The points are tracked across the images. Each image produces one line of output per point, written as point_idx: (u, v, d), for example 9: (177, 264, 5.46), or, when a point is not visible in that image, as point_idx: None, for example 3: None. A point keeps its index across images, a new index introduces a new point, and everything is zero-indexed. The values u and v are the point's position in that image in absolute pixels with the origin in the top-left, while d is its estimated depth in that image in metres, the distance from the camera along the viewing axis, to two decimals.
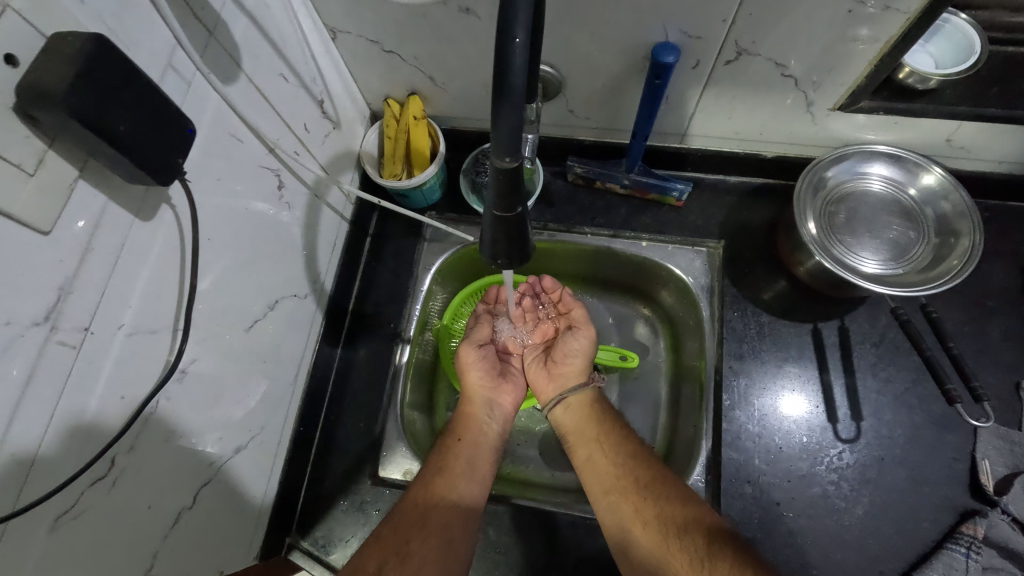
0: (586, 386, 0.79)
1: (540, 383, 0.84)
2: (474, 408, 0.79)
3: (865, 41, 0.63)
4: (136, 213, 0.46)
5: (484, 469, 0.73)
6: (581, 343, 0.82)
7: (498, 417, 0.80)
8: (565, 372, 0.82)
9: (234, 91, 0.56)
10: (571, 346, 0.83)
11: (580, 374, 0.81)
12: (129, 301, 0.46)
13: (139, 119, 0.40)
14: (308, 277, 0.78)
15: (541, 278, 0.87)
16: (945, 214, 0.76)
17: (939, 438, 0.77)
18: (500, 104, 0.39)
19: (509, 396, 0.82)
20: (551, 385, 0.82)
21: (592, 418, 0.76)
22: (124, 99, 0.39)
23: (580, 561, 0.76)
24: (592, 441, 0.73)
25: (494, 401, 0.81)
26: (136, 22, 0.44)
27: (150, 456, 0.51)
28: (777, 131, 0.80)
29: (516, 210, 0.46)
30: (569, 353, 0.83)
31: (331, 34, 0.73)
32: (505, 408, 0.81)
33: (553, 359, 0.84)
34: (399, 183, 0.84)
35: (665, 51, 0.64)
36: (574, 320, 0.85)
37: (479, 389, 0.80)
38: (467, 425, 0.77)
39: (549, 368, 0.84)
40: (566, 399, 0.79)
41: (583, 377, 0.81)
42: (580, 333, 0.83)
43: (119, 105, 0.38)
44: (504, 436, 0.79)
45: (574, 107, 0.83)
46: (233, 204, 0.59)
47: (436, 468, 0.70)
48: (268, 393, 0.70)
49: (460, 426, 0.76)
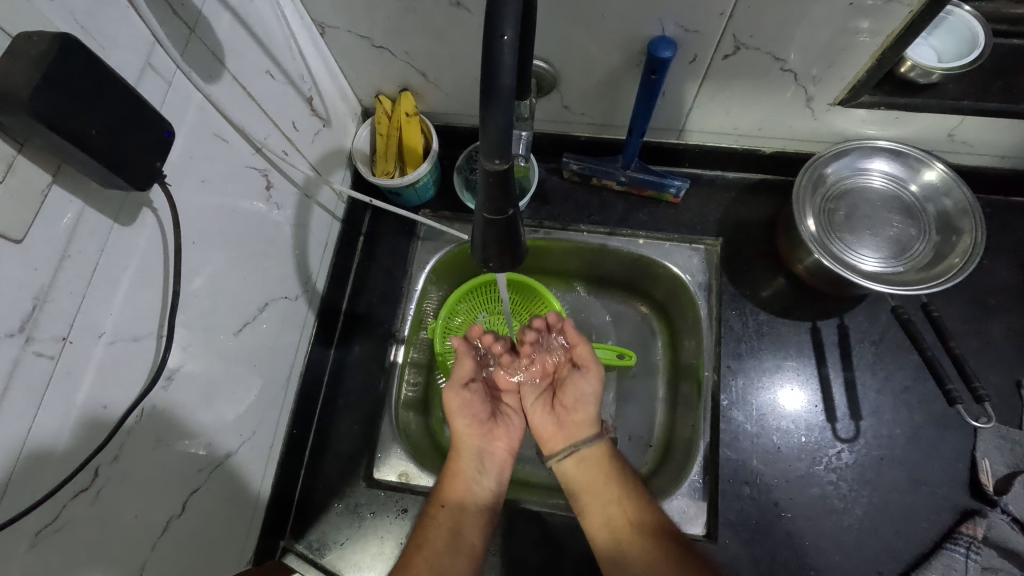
0: (600, 438, 0.75)
1: (545, 431, 0.79)
2: (463, 462, 0.75)
3: (866, 34, 0.61)
4: (115, 218, 0.44)
5: (471, 537, 0.69)
6: (591, 386, 0.78)
7: (490, 472, 0.76)
8: (575, 422, 0.78)
9: (217, 90, 0.55)
10: (581, 390, 0.78)
11: (592, 423, 0.77)
12: (110, 309, 0.45)
13: (112, 123, 0.38)
14: (299, 278, 0.76)
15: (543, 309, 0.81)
16: (947, 210, 0.75)
17: (939, 437, 0.77)
18: (489, 103, 0.38)
19: (502, 441, 0.79)
20: (559, 435, 0.78)
21: (606, 471, 0.73)
22: (96, 103, 0.37)
23: (579, 561, 0.76)
24: (606, 495, 0.71)
25: (486, 450, 0.77)
26: (111, 19, 0.42)
27: (136, 465, 0.50)
28: (776, 126, 0.79)
29: (507, 213, 0.45)
30: (581, 398, 0.78)
31: (319, 29, 0.71)
32: (498, 459, 0.77)
33: (562, 406, 0.79)
34: (391, 180, 0.83)
35: (661, 46, 0.63)
36: (580, 360, 0.79)
37: (470, 438, 0.77)
38: (456, 484, 0.73)
39: (556, 414, 0.80)
40: (580, 452, 0.75)
41: (596, 428, 0.77)
42: (589, 374, 0.78)
43: (90, 110, 0.37)
44: (495, 493, 0.75)
45: (569, 103, 0.81)
46: (220, 206, 0.58)
47: (426, 538, 0.67)
48: (259, 397, 0.69)
49: (449, 484, 0.72)
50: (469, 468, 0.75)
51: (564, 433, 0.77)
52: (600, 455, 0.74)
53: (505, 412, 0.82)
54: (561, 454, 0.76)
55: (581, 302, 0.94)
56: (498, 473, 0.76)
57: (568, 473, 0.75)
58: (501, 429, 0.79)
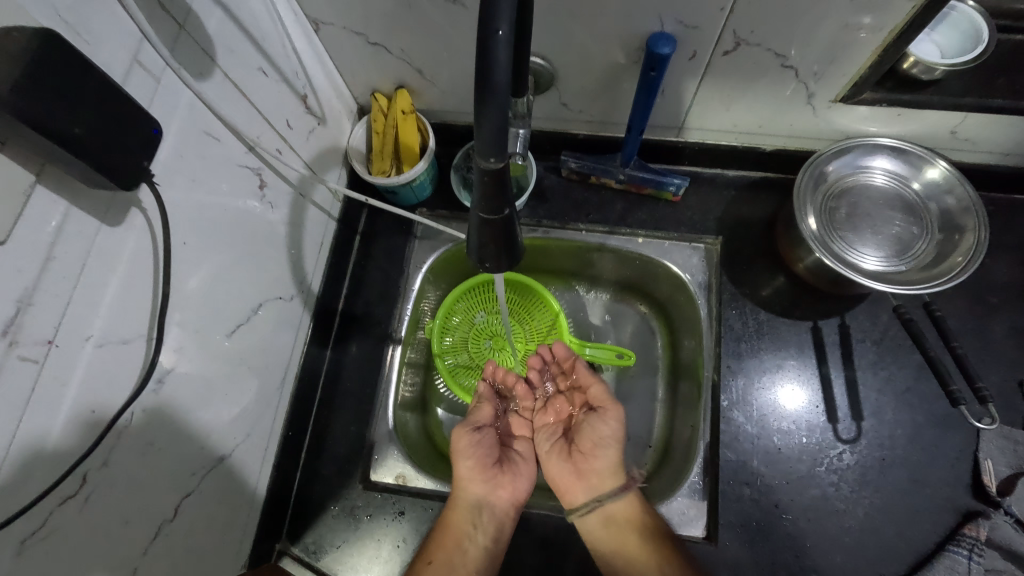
0: (626, 491, 0.70)
1: (563, 481, 0.73)
2: (457, 514, 0.70)
3: (869, 29, 0.60)
4: (102, 218, 0.43)
5: None
6: (610, 429, 0.73)
7: (485, 525, 0.71)
8: (597, 470, 0.72)
9: (208, 87, 0.54)
10: (601, 432, 0.73)
11: (615, 472, 0.71)
12: (96, 310, 0.44)
13: (96, 121, 0.37)
14: (293, 279, 0.75)
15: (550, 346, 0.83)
16: (949, 209, 0.74)
17: (942, 437, 0.76)
18: (483, 100, 0.37)
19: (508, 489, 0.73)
20: (578, 485, 0.72)
21: (635, 532, 0.67)
22: (79, 101, 0.36)
23: (581, 563, 0.75)
24: (637, 553, 0.65)
25: (485, 500, 0.72)
26: (97, 15, 0.41)
27: (127, 471, 0.49)
28: (777, 124, 0.78)
29: (503, 212, 0.44)
30: (600, 442, 0.73)
31: (313, 26, 0.70)
32: (496, 512, 0.72)
33: (581, 451, 0.74)
34: (387, 179, 0.82)
35: (661, 42, 0.62)
36: (597, 400, 0.76)
37: (472, 483, 0.72)
38: (446, 539, 0.68)
39: (575, 463, 0.74)
40: (604, 507, 0.69)
41: (621, 478, 0.71)
42: (608, 414, 0.74)
43: (73, 107, 0.36)
44: (489, 550, 0.69)
45: (568, 100, 0.80)
46: (212, 206, 0.57)
47: None
48: (253, 399, 0.68)
49: (437, 542, 0.68)
50: (464, 521, 0.70)
51: (584, 483, 0.72)
52: (627, 510, 0.69)
53: (514, 458, 0.77)
54: (584, 509, 0.70)
55: (581, 301, 0.93)
56: (497, 528, 0.71)
57: (592, 531, 0.70)
58: (508, 477, 0.74)
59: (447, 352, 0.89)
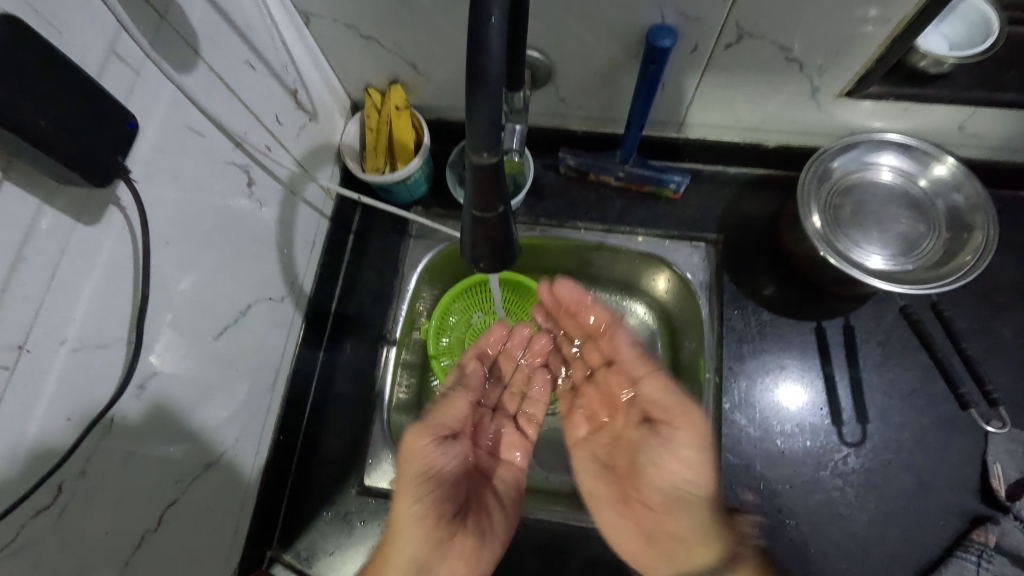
0: (682, 516, 0.58)
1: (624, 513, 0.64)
2: None
3: (876, 21, 0.58)
4: (78, 217, 0.42)
5: None
6: (681, 463, 0.59)
7: None
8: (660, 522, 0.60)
9: (192, 81, 0.52)
10: (665, 467, 0.60)
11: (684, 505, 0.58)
12: (72, 313, 0.42)
13: (65, 115, 0.35)
14: (284, 279, 0.73)
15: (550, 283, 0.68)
16: (957, 206, 0.72)
17: (948, 440, 0.74)
18: (475, 92, 0.35)
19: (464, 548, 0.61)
20: (658, 556, 0.60)
21: None
22: (49, 94, 0.35)
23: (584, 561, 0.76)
24: None
25: (432, 563, 0.58)
26: (70, 4, 0.40)
27: (105, 480, 0.47)
28: (780, 119, 0.76)
29: (498, 210, 0.42)
30: (674, 481, 0.59)
31: (303, 19, 0.68)
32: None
33: (642, 492, 0.62)
34: (381, 177, 0.80)
35: (661, 34, 0.60)
36: (661, 411, 0.61)
37: (411, 534, 0.58)
38: None
39: (627, 504, 0.64)
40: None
41: (698, 518, 0.58)
42: (676, 442, 0.59)
43: (41, 101, 0.34)
44: None
45: (565, 96, 0.78)
46: (197, 204, 0.55)
47: None
48: (242, 403, 0.66)
49: None
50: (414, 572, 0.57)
51: (646, 532, 0.61)
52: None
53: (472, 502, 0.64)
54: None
55: None
56: None
57: None
58: (467, 528, 0.62)
59: (443, 351, 0.87)
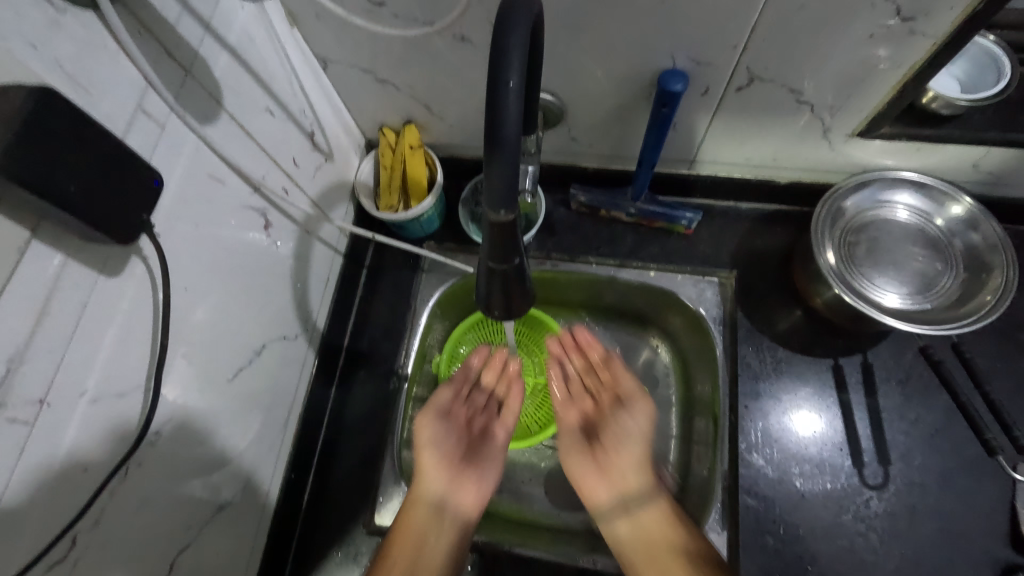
0: (655, 499, 0.68)
1: (583, 480, 0.71)
2: None
3: (886, 64, 0.59)
4: (101, 269, 0.42)
5: None
6: None
7: None
8: (622, 469, 0.70)
9: (214, 131, 0.53)
10: (628, 427, 0.72)
11: (640, 468, 0.70)
12: (92, 365, 0.42)
13: (81, 174, 0.36)
14: (297, 317, 0.74)
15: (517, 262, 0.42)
16: (976, 245, 0.71)
17: (975, 485, 0.73)
18: (492, 155, 0.35)
19: (468, 496, 0.71)
20: None
21: None
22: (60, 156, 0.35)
23: None
24: None
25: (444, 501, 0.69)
26: (103, 65, 0.41)
27: (117, 530, 0.47)
28: (791, 157, 0.76)
29: (513, 261, 0.42)
30: None
31: (322, 64, 0.70)
32: None
33: (604, 447, 0.72)
34: (395, 215, 0.81)
35: (673, 78, 0.61)
36: None
37: None
38: None
39: (599, 460, 0.72)
40: (635, 515, 0.67)
41: (650, 483, 0.69)
42: (637, 409, 0.72)
43: (54, 165, 0.34)
44: None
45: (577, 135, 0.79)
46: (216, 249, 0.55)
47: None
48: (253, 442, 0.66)
49: None
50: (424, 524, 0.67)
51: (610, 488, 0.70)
52: None
53: None
54: None
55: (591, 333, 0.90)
56: None
57: None
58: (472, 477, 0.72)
59: None
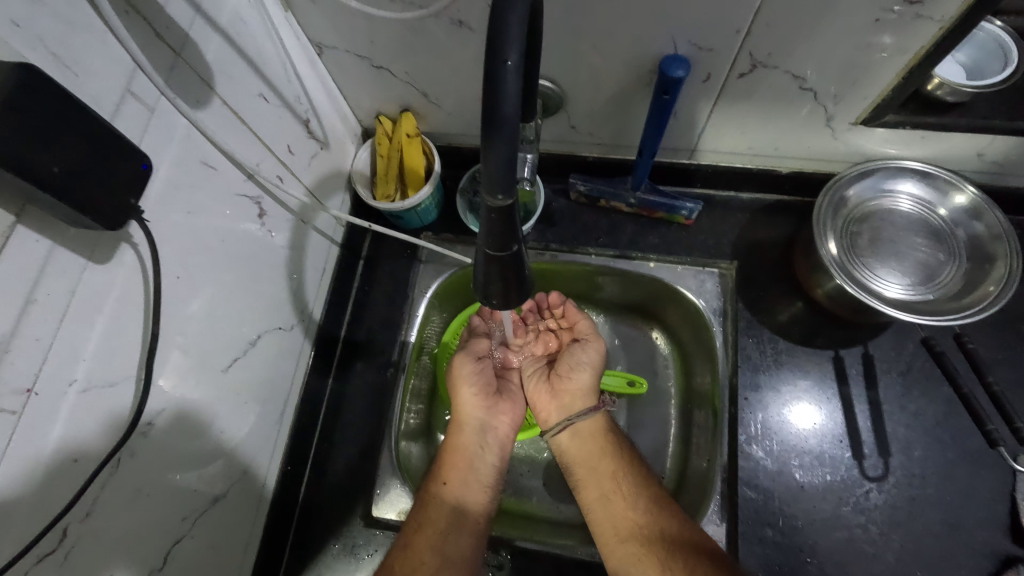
0: (594, 411, 0.75)
1: (541, 401, 0.80)
2: None
3: (890, 50, 0.58)
4: (89, 256, 0.41)
5: None
6: None
7: None
8: (570, 392, 0.78)
9: (205, 116, 0.52)
10: (579, 358, 0.79)
11: (588, 394, 0.77)
12: (81, 354, 0.41)
13: (64, 156, 0.35)
14: (293, 308, 0.73)
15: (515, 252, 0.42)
16: (979, 236, 0.71)
17: (975, 477, 0.72)
18: (490, 137, 0.35)
19: (504, 424, 0.78)
20: None
21: None
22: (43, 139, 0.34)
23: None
24: None
25: (488, 423, 0.77)
26: (89, 46, 0.40)
27: (109, 522, 0.46)
28: (793, 146, 0.75)
29: (512, 249, 0.41)
30: None
31: (317, 49, 0.69)
32: None
33: (558, 374, 0.80)
34: (392, 204, 0.80)
35: (674, 64, 0.59)
36: None
37: None
38: None
39: (552, 385, 0.81)
40: (574, 425, 0.75)
41: (592, 400, 0.77)
42: (588, 345, 0.80)
43: (35, 148, 0.33)
44: None
45: (576, 123, 0.78)
46: (210, 237, 0.55)
47: None
48: (248, 434, 0.65)
49: None
50: (472, 442, 0.75)
51: (558, 410, 0.78)
52: None
53: None
54: None
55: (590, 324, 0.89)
56: None
57: None
58: (505, 404, 0.80)
59: None
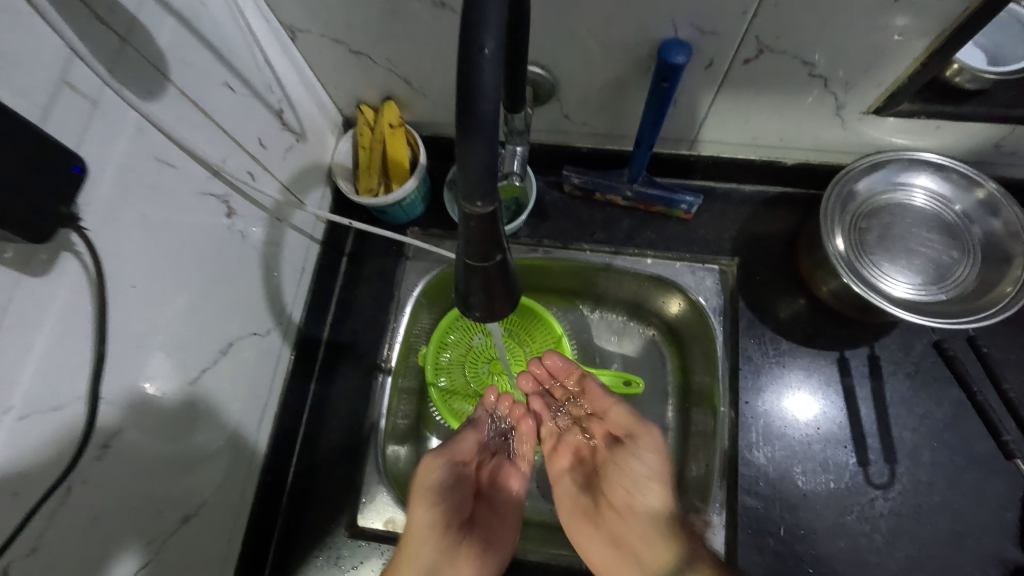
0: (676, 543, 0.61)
1: (597, 540, 0.67)
2: None
3: (908, 33, 0.53)
4: (22, 269, 0.37)
5: None
6: None
7: None
8: (635, 530, 0.65)
9: (158, 108, 0.47)
10: (636, 471, 0.66)
11: (660, 522, 0.63)
12: (16, 378, 0.37)
13: None
14: (269, 311, 0.68)
15: (498, 248, 0.37)
16: (995, 232, 0.67)
17: (984, 482, 0.70)
18: (466, 136, 0.30)
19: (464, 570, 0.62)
20: None
21: None
22: None
23: None
24: None
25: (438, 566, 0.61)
26: (11, 32, 0.35)
27: (61, 554, 0.42)
28: (800, 136, 0.71)
29: (494, 258, 0.37)
30: None
31: (289, 34, 0.63)
32: None
33: (616, 505, 0.68)
34: (375, 199, 0.75)
35: (674, 50, 0.55)
36: None
37: None
38: None
39: (607, 518, 0.68)
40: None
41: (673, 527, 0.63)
42: (642, 445, 0.67)
43: None
44: None
45: (570, 112, 0.73)
46: (171, 240, 0.50)
47: None
48: (221, 447, 0.61)
49: None
50: None
51: (627, 551, 0.64)
52: None
53: None
54: None
55: (585, 321, 0.85)
56: None
57: None
58: (478, 536, 0.66)
59: (441, 370, 0.81)
